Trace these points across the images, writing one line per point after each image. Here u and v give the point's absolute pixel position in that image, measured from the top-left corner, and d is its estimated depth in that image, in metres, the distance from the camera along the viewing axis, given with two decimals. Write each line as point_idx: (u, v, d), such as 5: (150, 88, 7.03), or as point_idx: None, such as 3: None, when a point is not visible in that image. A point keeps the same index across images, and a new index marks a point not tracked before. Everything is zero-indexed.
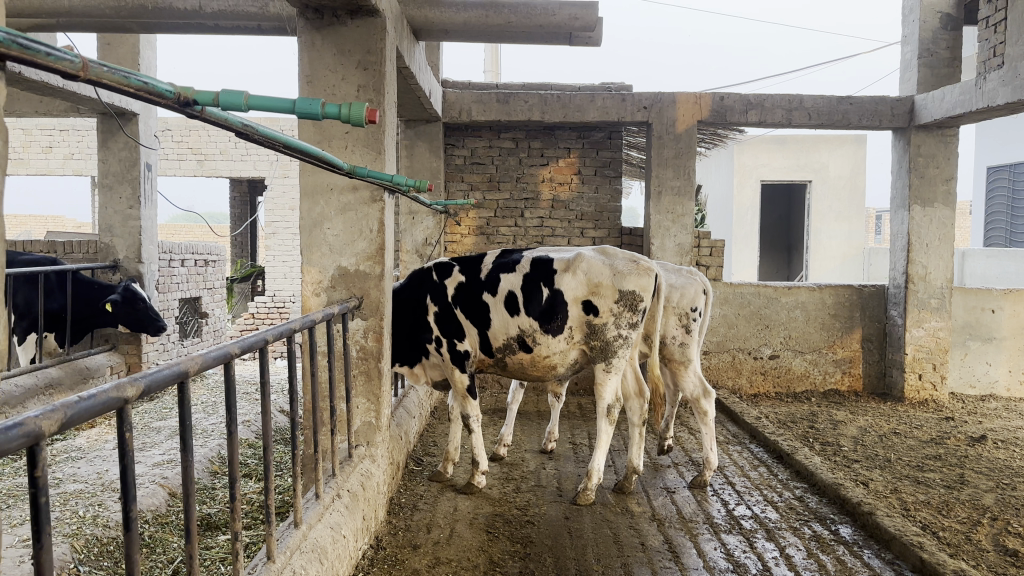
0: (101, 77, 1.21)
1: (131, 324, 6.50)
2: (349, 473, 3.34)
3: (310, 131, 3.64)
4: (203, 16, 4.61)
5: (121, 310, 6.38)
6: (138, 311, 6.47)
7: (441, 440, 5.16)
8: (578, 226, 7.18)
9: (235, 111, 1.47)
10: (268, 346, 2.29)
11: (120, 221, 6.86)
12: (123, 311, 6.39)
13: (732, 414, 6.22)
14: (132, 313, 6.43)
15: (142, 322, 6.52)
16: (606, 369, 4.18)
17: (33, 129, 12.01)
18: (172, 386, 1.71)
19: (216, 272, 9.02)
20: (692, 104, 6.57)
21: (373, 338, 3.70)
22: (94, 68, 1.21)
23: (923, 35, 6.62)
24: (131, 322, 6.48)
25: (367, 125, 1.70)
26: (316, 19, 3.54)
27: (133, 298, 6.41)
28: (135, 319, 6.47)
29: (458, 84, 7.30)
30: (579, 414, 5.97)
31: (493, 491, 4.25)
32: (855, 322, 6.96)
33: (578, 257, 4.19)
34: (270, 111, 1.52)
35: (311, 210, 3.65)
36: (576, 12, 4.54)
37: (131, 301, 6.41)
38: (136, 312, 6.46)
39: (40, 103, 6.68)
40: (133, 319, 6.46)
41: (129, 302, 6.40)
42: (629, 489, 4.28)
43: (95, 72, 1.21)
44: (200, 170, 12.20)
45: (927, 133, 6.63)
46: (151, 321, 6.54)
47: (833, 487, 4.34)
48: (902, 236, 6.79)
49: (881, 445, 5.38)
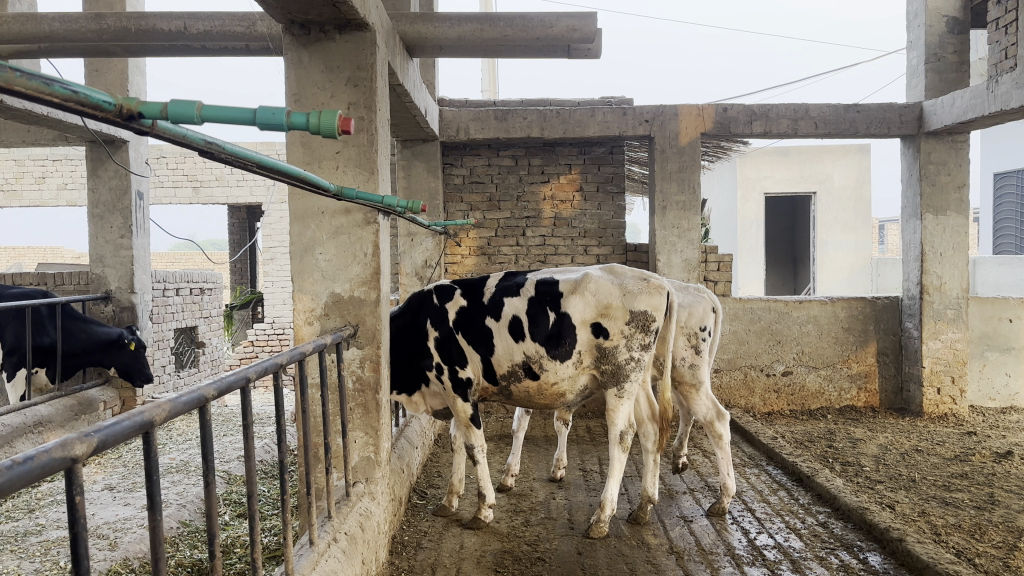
0: (12, 83, 1.03)
1: (123, 370, 6.36)
2: (347, 514, 3.14)
3: (299, 153, 3.46)
4: (189, 37, 4.47)
5: (125, 354, 6.30)
6: (138, 358, 6.40)
7: (445, 471, 4.96)
8: (581, 244, 7.00)
9: (187, 124, 1.31)
10: (249, 384, 2.11)
11: (111, 251, 6.70)
12: (125, 355, 6.30)
13: (747, 434, 5.99)
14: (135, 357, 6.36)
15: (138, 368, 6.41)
16: (618, 395, 3.97)
17: (27, 160, 11.91)
18: (134, 439, 1.51)
19: (212, 300, 8.85)
20: (694, 116, 6.41)
21: (370, 368, 3.51)
22: (4, 73, 1.03)
23: (928, 40, 6.47)
24: (126, 366, 6.34)
25: (338, 136, 1.50)
26: (303, 35, 3.36)
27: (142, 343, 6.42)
28: (134, 365, 6.37)
29: (455, 102, 7.16)
30: (588, 439, 5.77)
31: (502, 526, 4.03)
32: (869, 335, 6.75)
33: (585, 278, 4.02)
34: (228, 123, 1.36)
35: (303, 235, 3.47)
36: (573, 23, 4.34)
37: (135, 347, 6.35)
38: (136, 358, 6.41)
39: (28, 132, 6.52)
40: (131, 364, 6.35)
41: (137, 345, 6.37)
42: (644, 520, 4.06)
43: (4, 78, 1.03)
44: (196, 198, 12.07)
45: (936, 139, 6.46)
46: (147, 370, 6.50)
47: (858, 512, 4.12)
48: (915, 246, 6.60)
49: (903, 463, 5.16)
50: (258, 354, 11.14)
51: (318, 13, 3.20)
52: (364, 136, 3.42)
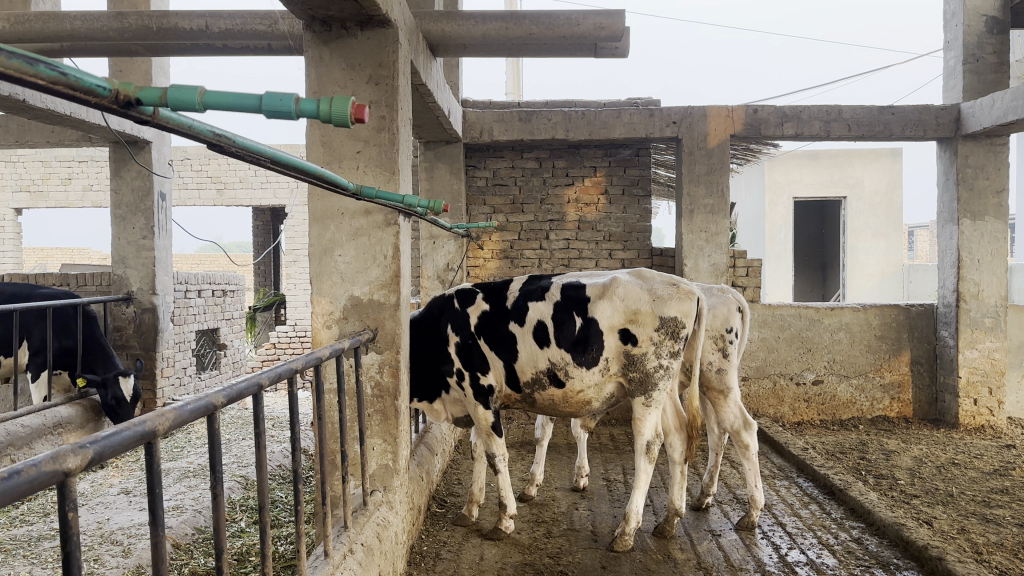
0: None
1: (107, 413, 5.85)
2: (363, 524, 3.04)
3: (319, 152, 3.38)
4: (210, 36, 4.40)
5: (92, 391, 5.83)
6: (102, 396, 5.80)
7: (466, 478, 4.87)
8: (606, 248, 6.87)
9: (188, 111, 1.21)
10: (261, 391, 2.01)
11: (133, 252, 6.69)
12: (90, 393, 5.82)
13: (776, 445, 5.83)
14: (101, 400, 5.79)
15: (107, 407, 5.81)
16: (646, 403, 3.84)
17: (53, 161, 11.99)
18: (133, 449, 1.42)
19: (235, 302, 8.82)
20: (723, 118, 6.27)
21: (389, 374, 3.41)
22: None
23: (967, 40, 6.27)
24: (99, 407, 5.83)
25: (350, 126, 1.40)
26: (324, 32, 3.28)
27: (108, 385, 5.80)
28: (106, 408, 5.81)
29: (479, 103, 7.07)
30: (611, 447, 5.64)
31: (523, 537, 3.92)
32: (903, 343, 6.56)
33: (614, 282, 3.90)
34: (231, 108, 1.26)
35: (322, 237, 3.39)
36: (601, 21, 4.23)
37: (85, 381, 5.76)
38: (106, 402, 5.88)
39: (52, 132, 6.52)
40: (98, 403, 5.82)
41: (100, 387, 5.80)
42: (670, 533, 3.93)
43: None
44: (220, 200, 12.09)
45: (975, 142, 6.26)
46: (122, 417, 5.89)
47: (894, 527, 3.95)
48: (951, 252, 6.41)
49: (940, 477, 4.97)
50: (279, 357, 11.10)
51: (339, 9, 3.11)
52: (384, 135, 3.33)
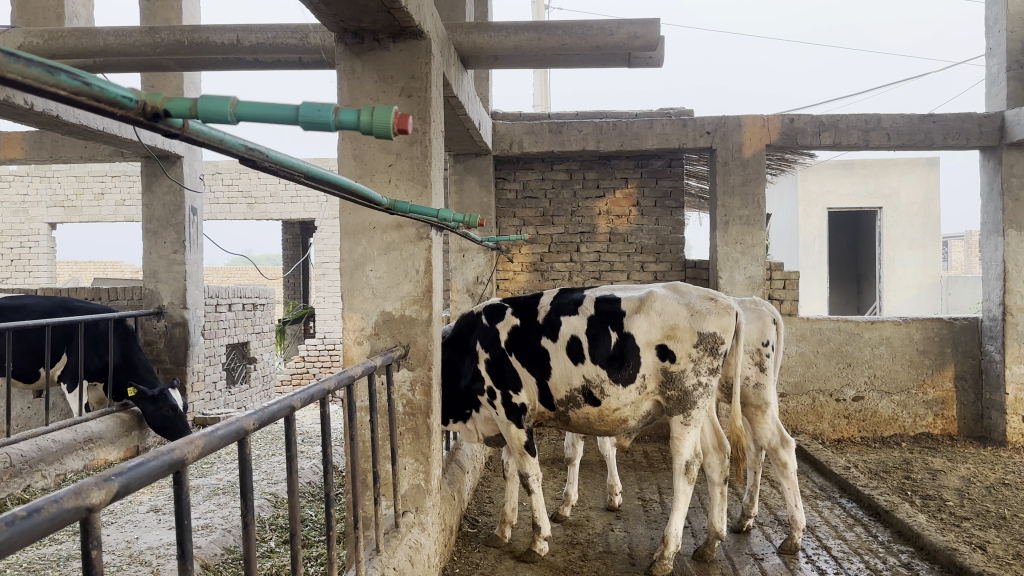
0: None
1: (157, 427, 5.87)
2: (396, 547, 2.95)
3: (350, 165, 3.32)
4: (241, 50, 4.38)
5: (144, 403, 5.84)
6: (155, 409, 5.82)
7: (498, 497, 4.78)
8: (638, 260, 6.76)
9: (220, 123, 1.14)
10: (293, 413, 1.94)
11: (164, 266, 6.70)
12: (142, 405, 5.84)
13: (816, 463, 5.66)
14: (154, 414, 5.82)
15: (159, 420, 5.83)
16: (684, 422, 3.72)
17: (86, 177, 12.15)
18: (159, 480, 1.34)
19: (265, 316, 8.82)
20: (759, 127, 6.14)
21: (421, 391, 3.32)
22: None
23: (1011, 46, 6.09)
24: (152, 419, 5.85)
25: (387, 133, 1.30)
26: (356, 44, 3.23)
27: (160, 399, 5.82)
28: (161, 423, 5.84)
29: (508, 115, 7.01)
30: (645, 465, 5.51)
31: (558, 560, 3.81)
32: (946, 359, 6.36)
33: (650, 296, 3.80)
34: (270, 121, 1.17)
35: (353, 251, 3.32)
36: (635, 30, 4.15)
37: (137, 392, 5.76)
38: (161, 415, 5.85)
39: (85, 147, 6.56)
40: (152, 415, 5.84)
41: (152, 401, 5.82)
42: (710, 557, 3.80)
43: None
44: (251, 214, 12.15)
45: (1020, 151, 6.07)
46: (177, 429, 5.84)
47: (946, 552, 3.78)
48: (997, 264, 6.21)
49: (991, 499, 4.78)
50: (308, 370, 11.13)
51: (371, 21, 3.06)
52: (416, 148, 3.26)
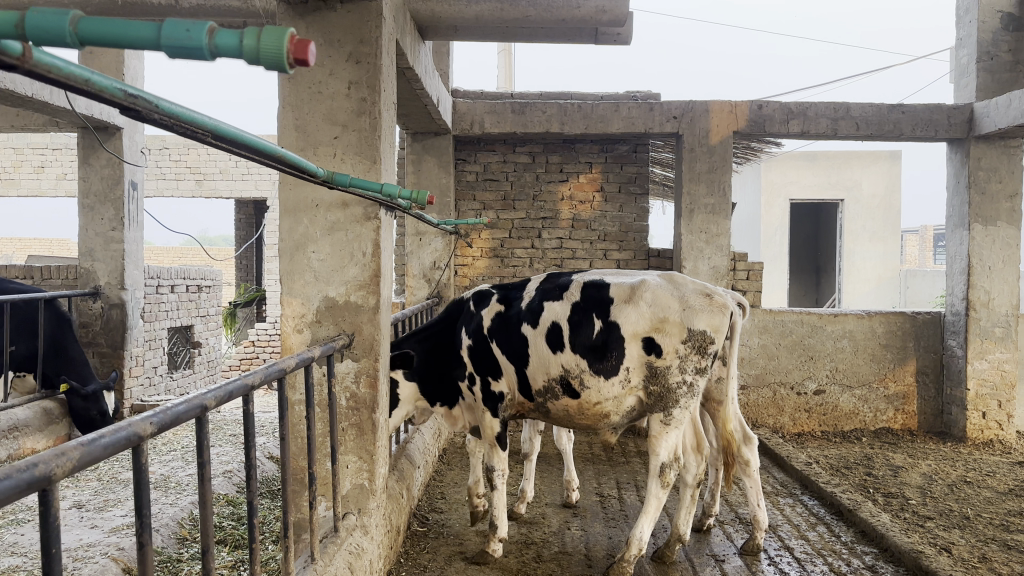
0: None
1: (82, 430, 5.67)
2: (334, 553, 2.70)
3: (291, 136, 3.03)
4: (179, 11, 4.05)
5: (73, 400, 5.61)
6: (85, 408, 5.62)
7: (451, 492, 4.57)
8: (600, 248, 6.56)
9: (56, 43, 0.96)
10: (204, 414, 1.69)
11: (101, 244, 6.33)
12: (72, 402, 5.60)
13: (777, 458, 5.53)
14: (82, 413, 5.61)
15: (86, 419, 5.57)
16: (664, 421, 3.52)
17: (25, 149, 11.59)
18: (14, 501, 1.09)
19: (211, 298, 8.46)
20: (727, 113, 5.96)
21: (366, 384, 3.07)
22: None
23: (981, 37, 5.99)
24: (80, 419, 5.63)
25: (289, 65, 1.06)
26: (300, 4, 2.95)
27: (90, 398, 5.62)
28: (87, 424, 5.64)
29: (469, 94, 6.74)
30: (604, 458, 5.34)
31: (512, 561, 3.59)
32: (908, 353, 6.27)
33: (643, 284, 3.58)
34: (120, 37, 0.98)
35: (294, 231, 3.05)
36: (603, 4, 3.91)
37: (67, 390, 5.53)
38: (88, 416, 5.65)
39: (16, 116, 6.16)
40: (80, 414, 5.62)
41: (82, 400, 5.60)
42: (670, 559, 3.63)
43: None
44: (200, 191, 11.72)
45: (987, 144, 5.98)
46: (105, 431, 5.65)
47: (911, 554, 3.63)
48: (960, 258, 6.14)
49: (953, 497, 4.69)
50: (258, 355, 10.76)
51: None
52: (365, 120, 3.00)
